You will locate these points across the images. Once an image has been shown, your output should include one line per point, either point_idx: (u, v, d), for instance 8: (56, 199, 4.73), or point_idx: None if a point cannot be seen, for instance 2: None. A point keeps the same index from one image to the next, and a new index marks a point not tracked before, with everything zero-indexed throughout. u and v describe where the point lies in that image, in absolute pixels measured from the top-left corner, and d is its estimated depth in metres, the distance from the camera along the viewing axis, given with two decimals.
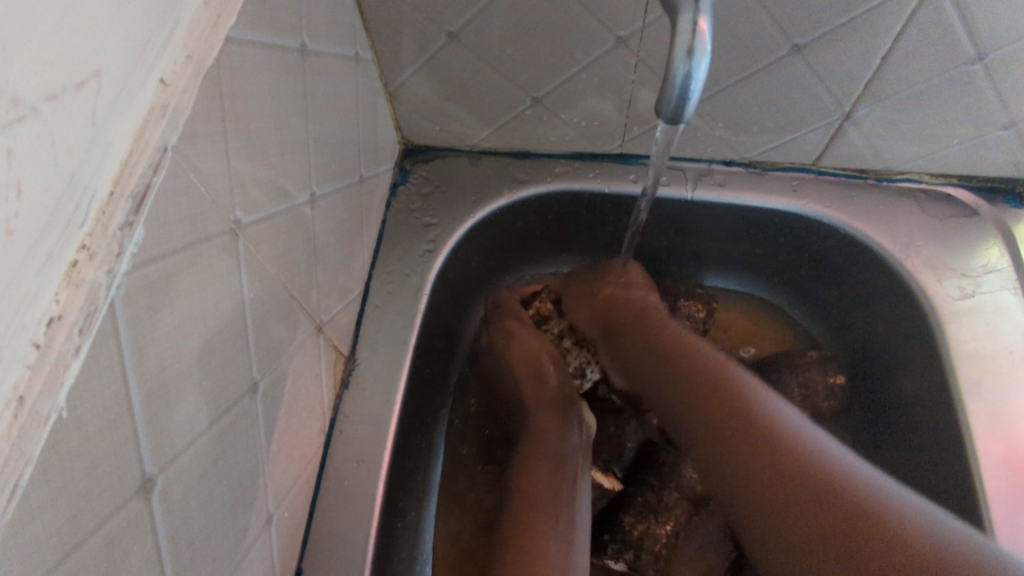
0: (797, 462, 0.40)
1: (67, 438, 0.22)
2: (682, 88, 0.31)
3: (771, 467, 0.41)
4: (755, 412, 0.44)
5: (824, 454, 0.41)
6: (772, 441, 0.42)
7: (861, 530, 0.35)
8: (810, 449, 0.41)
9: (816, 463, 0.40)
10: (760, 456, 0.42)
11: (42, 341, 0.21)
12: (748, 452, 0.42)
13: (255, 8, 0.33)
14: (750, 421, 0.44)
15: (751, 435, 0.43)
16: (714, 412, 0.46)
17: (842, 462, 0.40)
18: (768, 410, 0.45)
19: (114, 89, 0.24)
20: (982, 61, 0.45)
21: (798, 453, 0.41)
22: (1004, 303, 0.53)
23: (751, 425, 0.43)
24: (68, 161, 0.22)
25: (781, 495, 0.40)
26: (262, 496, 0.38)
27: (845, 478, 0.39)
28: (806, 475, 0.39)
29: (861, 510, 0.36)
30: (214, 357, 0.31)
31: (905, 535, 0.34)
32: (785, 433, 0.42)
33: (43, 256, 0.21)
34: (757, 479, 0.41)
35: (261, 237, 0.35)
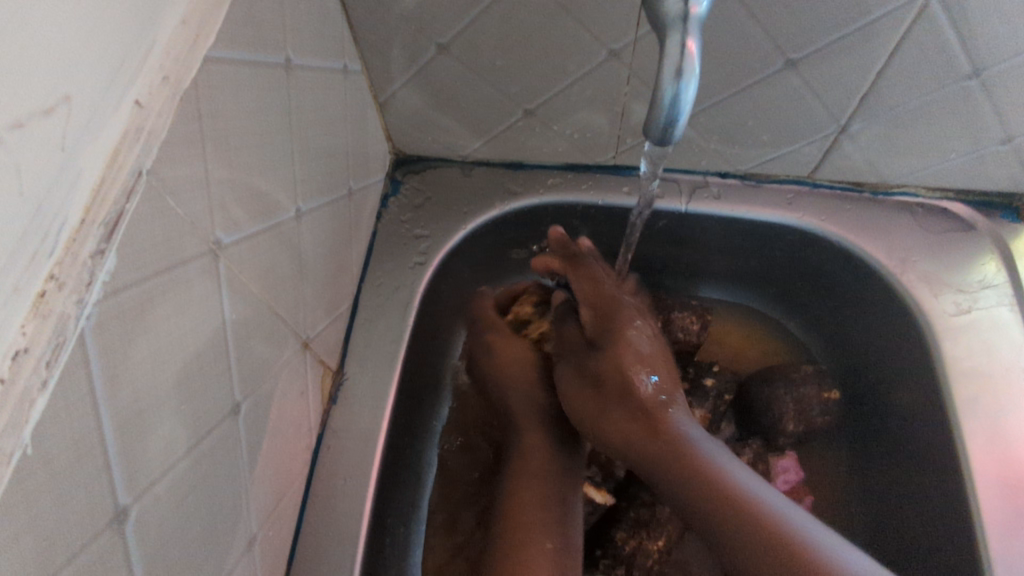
0: (718, 489, 0.42)
1: (34, 473, 0.22)
2: (671, 111, 0.31)
3: (693, 484, 0.43)
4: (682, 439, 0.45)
5: (738, 493, 0.41)
6: (694, 467, 0.43)
7: (793, 548, 0.37)
8: (717, 472, 0.43)
9: (728, 492, 0.41)
10: (680, 474, 0.44)
11: (7, 375, 0.21)
12: (704, 487, 0.42)
13: (236, 26, 0.32)
14: (691, 453, 0.44)
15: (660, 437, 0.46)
16: (647, 449, 0.45)
17: (746, 486, 0.42)
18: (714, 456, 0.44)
19: (85, 114, 0.24)
20: (977, 77, 0.44)
21: (724, 489, 0.41)
22: (1001, 320, 0.52)
23: (677, 446, 0.45)
24: (35, 189, 0.22)
25: (723, 512, 0.41)
26: (244, 517, 0.37)
27: (742, 493, 0.41)
28: (717, 497, 0.41)
29: (769, 535, 0.38)
30: (193, 381, 0.31)
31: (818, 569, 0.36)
32: (702, 476, 0.42)
33: (8, 288, 0.21)
34: (695, 493, 0.42)
35: (243, 257, 0.35)
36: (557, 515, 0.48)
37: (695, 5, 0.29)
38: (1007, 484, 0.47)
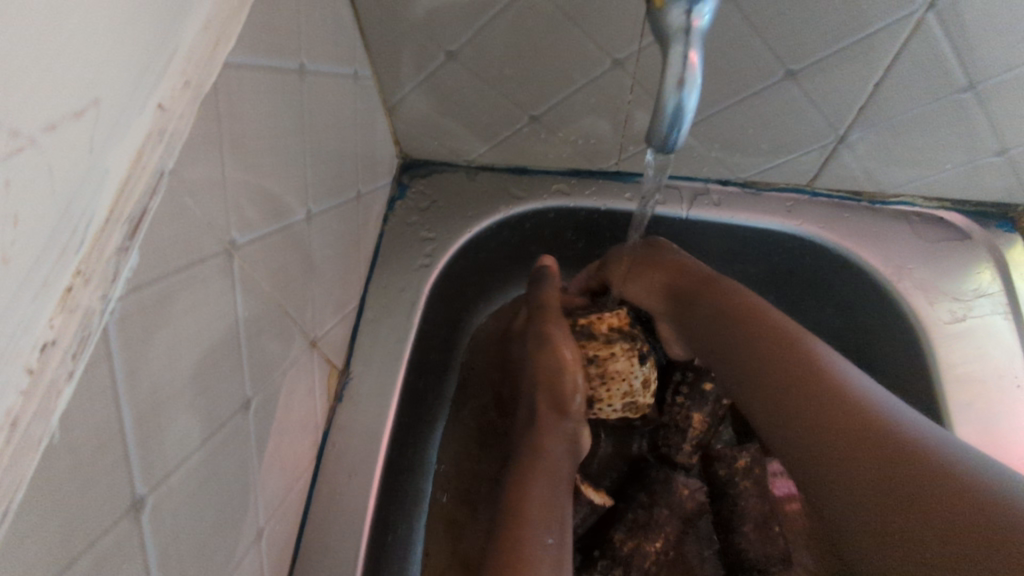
0: (835, 397, 0.41)
1: (58, 461, 0.22)
2: (673, 121, 0.32)
3: (814, 413, 0.42)
4: (821, 366, 0.44)
5: (856, 390, 0.42)
6: (815, 376, 0.43)
7: (863, 451, 0.38)
8: (844, 388, 0.42)
9: (858, 401, 0.40)
10: (813, 399, 0.42)
11: (36, 366, 0.22)
12: (790, 390, 0.44)
13: (254, 32, 0.33)
14: (806, 370, 0.44)
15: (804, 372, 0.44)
16: (754, 365, 0.48)
17: (843, 373, 0.43)
18: (816, 353, 0.45)
19: (112, 116, 0.25)
20: (973, 89, 0.45)
21: (824, 380, 0.43)
22: (996, 329, 0.54)
23: (803, 363, 0.45)
24: (66, 188, 0.23)
25: (835, 433, 0.40)
26: (253, 510, 0.38)
27: (832, 374, 0.43)
28: (855, 414, 0.40)
29: (870, 421, 0.39)
30: (207, 376, 0.32)
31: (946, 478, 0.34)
32: (813, 368, 0.44)
33: (38, 282, 0.22)
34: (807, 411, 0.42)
35: (256, 256, 0.36)
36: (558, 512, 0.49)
37: (697, 17, 0.30)
38: None
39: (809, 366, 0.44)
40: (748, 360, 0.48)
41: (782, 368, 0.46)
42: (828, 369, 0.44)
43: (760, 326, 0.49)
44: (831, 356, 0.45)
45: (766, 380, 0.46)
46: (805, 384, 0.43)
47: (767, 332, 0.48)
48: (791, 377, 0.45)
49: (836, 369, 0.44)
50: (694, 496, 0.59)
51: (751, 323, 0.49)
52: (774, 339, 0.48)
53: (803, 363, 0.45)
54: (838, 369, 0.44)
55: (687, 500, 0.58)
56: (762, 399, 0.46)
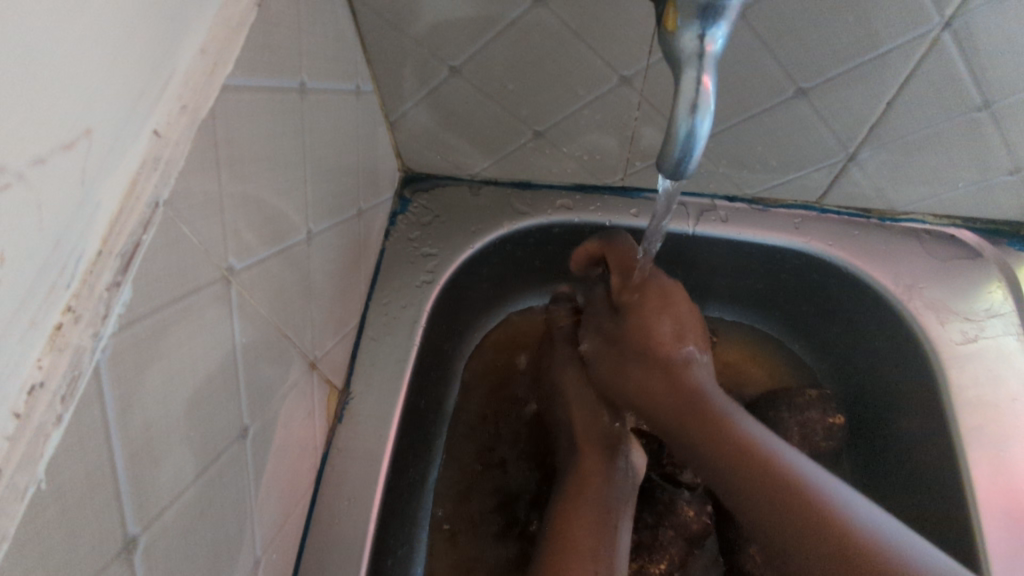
0: (794, 489, 0.39)
1: (47, 508, 0.22)
2: (684, 147, 0.31)
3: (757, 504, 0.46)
4: (747, 443, 0.42)
5: (788, 465, 0.41)
6: (717, 431, 0.43)
7: (811, 530, 0.37)
8: (797, 483, 0.39)
9: (783, 482, 0.44)
10: (725, 468, 0.42)
11: (23, 411, 0.21)
12: (724, 469, 0.42)
13: (254, 53, 0.32)
14: (727, 468, 0.42)
15: (706, 420, 0.44)
16: (686, 433, 0.45)
17: (759, 442, 0.42)
18: (734, 422, 0.44)
19: (105, 146, 0.24)
20: (988, 108, 0.44)
21: (758, 471, 0.40)
22: (1007, 349, 0.52)
23: (743, 447, 0.42)
24: (54, 224, 0.22)
25: (758, 495, 0.40)
26: (250, 540, 0.37)
27: (766, 452, 0.41)
28: (795, 507, 0.44)
29: (817, 516, 0.37)
30: (203, 407, 0.31)
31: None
32: (741, 447, 0.42)
33: (25, 322, 0.21)
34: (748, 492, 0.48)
35: (254, 281, 0.35)
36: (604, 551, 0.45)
37: (711, 42, 0.29)
38: (1012, 516, 0.47)
39: (728, 427, 0.43)
40: (676, 427, 0.46)
41: (704, 437, 0.44)
42: (738, 438, 0.43)
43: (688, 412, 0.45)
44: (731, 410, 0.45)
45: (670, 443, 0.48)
46: (746, 460, 0.41)
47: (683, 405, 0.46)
48: (719, 463, 0.42)
49: (754, 441, 0.42)
50: (699, 517, 0.58)
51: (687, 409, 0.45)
52: (690, 418, 0.45)
53: (730, 437, 0.43)
54: (760, 442, 0.42)
55: (692, 522, 0.57)
56: (685, 447, 0.45)
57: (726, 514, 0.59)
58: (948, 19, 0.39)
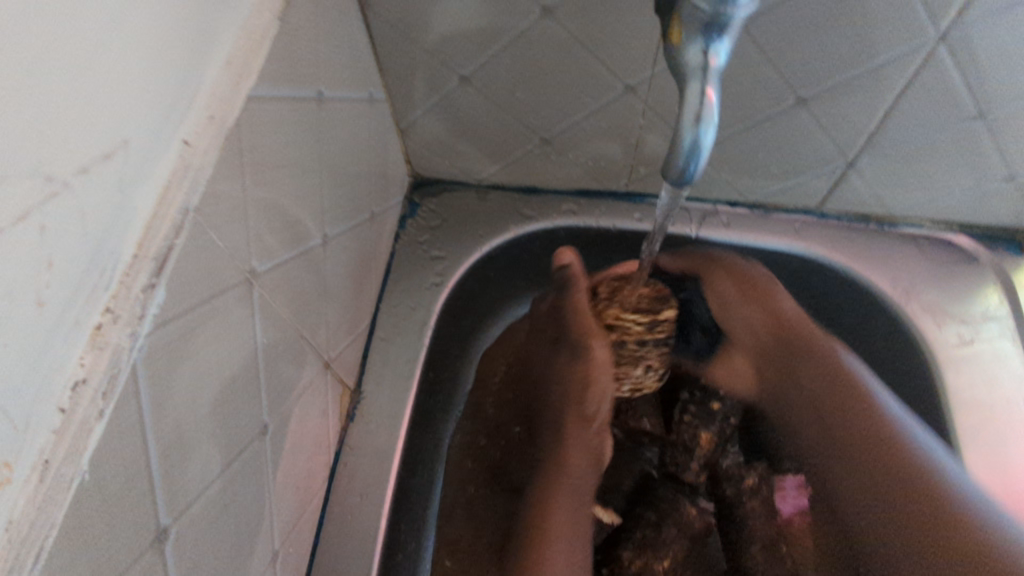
0: (891, 445, 0.50)
1: (89, 499, 0.23)
2: (688, 156, 0.32)
3: (886, 465, 0.50)
4: (859, 396, 0.53)
5: (919, 450, 0.49)
6: (859, 415, 0.52)
7: (918, 519, 0.47)
8: (917, 451, 0.50)
9: (908, 449, 0.50)
10: (880, 463, 0.50)
11: (67, 406, 0.22)
12: (856, 467, 0.51)
13: (276, 64, 0.34)
14: (854, 399, 0.53)
15: (840, 406, 0.53)
16: (868, 466, 0.50)
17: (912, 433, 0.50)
18: (882, 409, 0.52)
19: (140, 155, 0.25)
20: (983, 117, 0.46)
21: (906, 457, 0.49)
22: (1002, 352, 0.54)
23: (876, 439, 0.51)
24: (97, 230, 0.23)
25: (911, 505, 0.47)
26: (268, 534, 0.38)
27: (908, 441, 0.50)
28: (908, 471, 0.49)
29: (932, 497, 0.47)
30: (227, 405, 0.32)
31: (962, 520, 0.45)
32: (898, 442, 0.50)
33: (70, 322, 0.22)
34: (864, 467, 0.51)
35: (275, 284, 0.36)
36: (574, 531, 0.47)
37: (714, 56, 0.30)
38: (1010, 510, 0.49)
39: (834, 376, 0.54)
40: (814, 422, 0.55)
41: (842, 420, 0.53)
42: (905, 440, 0.50)
43: (802, 344, 0.57)
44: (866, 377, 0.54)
45: (804, 411, 0.56)
46: (892, 472, 0.49)
47: (860, 423, 0.52)
48: (862, 468, 0.51)
49: (906, 430, 0.51)
50: (701, 516, 0.59)
51: (862, 419, 0.52)
52: (857, 441, 0.52)
53: (869, 421, 0.52)
54: (900, 428, 0.51)
55: (695, 520, 0.58)
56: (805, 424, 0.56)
57: (728, 513, 0.59)
58: (943, 32, 0.41)
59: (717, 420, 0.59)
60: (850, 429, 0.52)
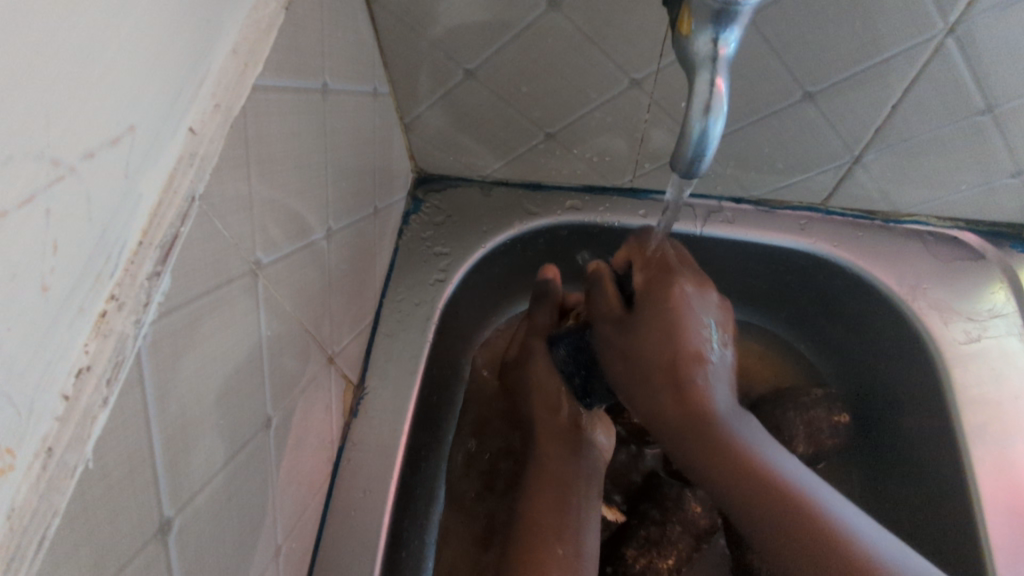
0: (769, 482, 0.40)
1: (92, 487, 0.23)
2: (697, 147, 0.32)
3: (736, 492, 0.41)
4: (712, 420, 0.43)
5: (795, 485, 0.41)
6: (701, 429, 0.43)
7: None
8: (773, 470, 0.41)
9: (790, 491, 0.40)
10: (734, 482, 0.41)
11: (71, 392, 0.22)
12: (761, 510, 0.40)
13: (282, 54, 0.34)
14: (713, 429, 0.42)
15: (700, 435, 0.43)
16: (779, 521, 0.39)
17: (792, 475, 0.41)
18: (746, 445, 0.42)
19: (147, 141, 0.25)
20: (991, 112, 0.45)
21: (779, 496, 0.40)
22: (1009, 349, 0.53)
23: (765, 485, 0.40)
24: (102, 215, 0.23)
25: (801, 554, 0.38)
26: (271, 528, 0.38)
27: (792, 486, 0.40)
28: (777, 498, 0.40)
29: (833, 538, 0.38)
30: (231, 396, 0.32)
31: (817, 532, 0.38)
32: (740, 462, 0.41)
33: (75, 308, 0.22)
34: (761, 503, 0.40)
35: (280, 276, 0.36)
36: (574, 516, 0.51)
37: (724, 46, 0.30)
38: (1015, 511, 0.48)
39: (711, 421, 0.43)
40: (700, 454, 0.43)
41: (711, 451, 0.42)
42: (794, 497, 0.40)
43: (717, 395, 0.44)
44: (735, 422, 0.43)
45: (711, 466, 0.42)
46: (790, 518, 0.39)
47: (750, 475, 0.41)
48: (761, 499, 0.40)
49: (757, 452, 0.42)
50: (706, 513, 0.58)
51: (740, 466, 0.41)
52: (747, 492, 0.41)
53: (708, 430, 0.43)
54: (790, 476, 0.41)
55: (699, 518, 0.58)
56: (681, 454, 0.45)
57: None
58: (951, 25, 0.40)
59: None
60: (722, 458, 0.42)
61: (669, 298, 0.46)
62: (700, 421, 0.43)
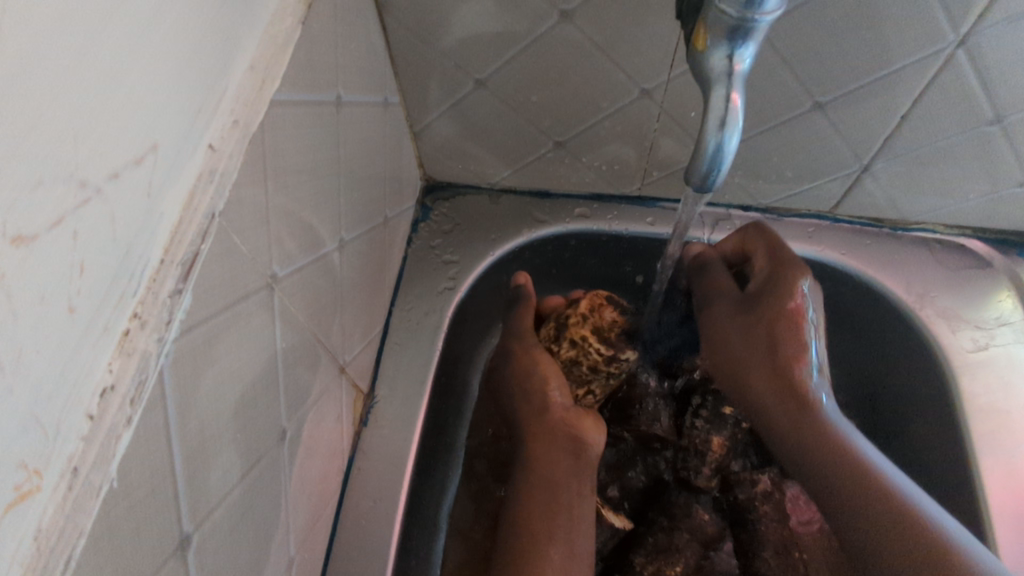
0: (861, 471, 0.45)
1: (116, 506, 0.23)
2: (712, 161, 0.32)
3: (850, 500, 0.44)
4: (826, 427, 0.47)
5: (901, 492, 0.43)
6: (831, 458, 0.46)
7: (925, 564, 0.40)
8: (862, 462, 0.45)
9: (905, 505, 0.43)
10: (855, 497, 0.44)
11: (96, 412, 0.22)
12: (851, 501, 0.44)
13: (298, 69, 0.34)
14: (825, 432, 0.47)
15: (797, 411, 0.48)
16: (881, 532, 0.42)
17: (874, 462, 0.45)
18: (854, 447, 0.46)
19: (169, 160, 0.25)
20: (1000, 122, 0.46)
21: (880, 491, 0.43)
22: (1016, 358, 0.54)
23: (854, 468, 0.45)
24: (126, 235, 0.23)
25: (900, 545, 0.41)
26: (285, 539, 0.38)
27: (888, 482, 0.44)
28: (874, 491, 0.43)
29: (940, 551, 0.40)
30: (248, 411, 0.32)
31: (917, 520, 0.42)
32: (859, 467, 0.45)
33: (100, 328, 0.22)
34: (869, 525, 0.43)
35: (294, 289, 0.36)
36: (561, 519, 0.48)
37: (738, 62, 0.30)
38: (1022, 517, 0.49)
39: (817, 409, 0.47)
40: (799, 451, 0.47)
41: (823, 452, 0.46)
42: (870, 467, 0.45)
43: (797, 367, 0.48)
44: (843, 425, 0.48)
45: (796, 447, 0.48)
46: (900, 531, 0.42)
47: (847, 463, 0.45)
48: (847, 488, 0.45)
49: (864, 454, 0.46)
50: (714, 521, 0.59)
51: (839, 448, 0.46)
52: (860, 482, 0.44)
53: (818, 422, 0.47)
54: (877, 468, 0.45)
55: (707, 525, 0.59)
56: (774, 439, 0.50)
57: (740, 519, 0.59)
58: (962, 37, 0.40)
59: (729, 425, 0.60)
60: (824, 459, 0.46)
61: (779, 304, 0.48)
62: (798, 422, 0.48)
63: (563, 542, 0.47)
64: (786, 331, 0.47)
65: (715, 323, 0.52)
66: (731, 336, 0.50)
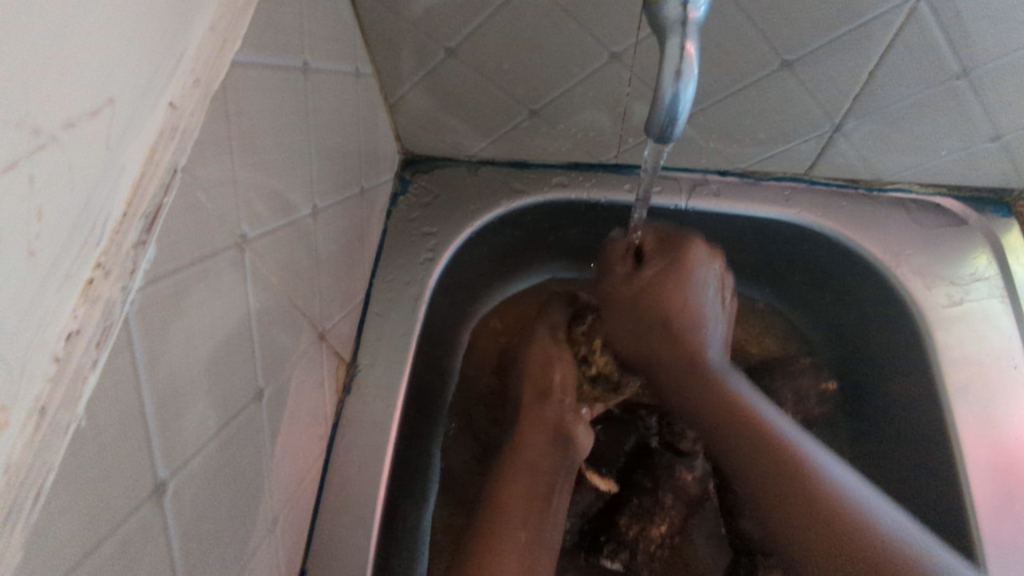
0: (748, 420, 0.49)
1: (86, 446, 0.24)
2: (670, 108, 0.32)
3: (738, 442, 0.49)
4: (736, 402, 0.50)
5: (798, 450, 0.47)
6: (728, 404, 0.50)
7: (799, 497, 0.45)
8: (760, 419, 0.49)
9: (781, 446, 0.47)
10: (760, 458, 0.48)
11: (61, 355, 0.23)
12: (738, 441, 0.49)
13: (260, 32, 0.34)
14: (734, 406, 0.50)
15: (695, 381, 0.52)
16: (767, 478, 0.47)
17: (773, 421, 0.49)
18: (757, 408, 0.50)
19: (127, 114, 0.25)
20: (966, 76, 0.46)
21: (781, 454, 0.47)
22: (991, 311, 0.54)
23: (738, 415, 0.49)
24: (84, 186, 0.23)
25: (783, 493, 0.46)
26: (267, 499, 0.39)
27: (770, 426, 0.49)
28: (749, 423, 0.49)
29: (806, 483, 0.46)
30: (221, 366, 0.33)
31: (807, 477, 0.46)
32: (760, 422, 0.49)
33: (62, 274, 0.23)
34: (750, 454, 0.48)
35: (266, 251, 0.37)
36: (539, 507, 0.54)
37: (694, 9, 0.31)
38: (997, 469, 0.49)
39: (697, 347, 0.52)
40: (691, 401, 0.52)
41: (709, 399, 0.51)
42: (763, 426, 0.49)
43: (659, 312, 0.52)
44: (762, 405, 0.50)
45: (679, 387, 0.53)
46: (776, 465, 0.47)
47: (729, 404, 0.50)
48: (733, 426, 0.49)
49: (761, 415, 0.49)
50: (697, 481, 0.60)
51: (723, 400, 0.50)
52: (724, 414, 0.50)
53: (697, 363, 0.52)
54: (765, 418, 0.49)
55: (690, 486, 0.59)
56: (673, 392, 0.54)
57: (725, 479, 0.60)
58: None
59: None
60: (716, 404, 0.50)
61: (657, 285, 0.52)
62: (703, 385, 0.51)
63: (536, 527, 0.53)
64: (669, 296, 0.51)
65: (619, 309, 0.55)
66: (623, 318, 0.55)
